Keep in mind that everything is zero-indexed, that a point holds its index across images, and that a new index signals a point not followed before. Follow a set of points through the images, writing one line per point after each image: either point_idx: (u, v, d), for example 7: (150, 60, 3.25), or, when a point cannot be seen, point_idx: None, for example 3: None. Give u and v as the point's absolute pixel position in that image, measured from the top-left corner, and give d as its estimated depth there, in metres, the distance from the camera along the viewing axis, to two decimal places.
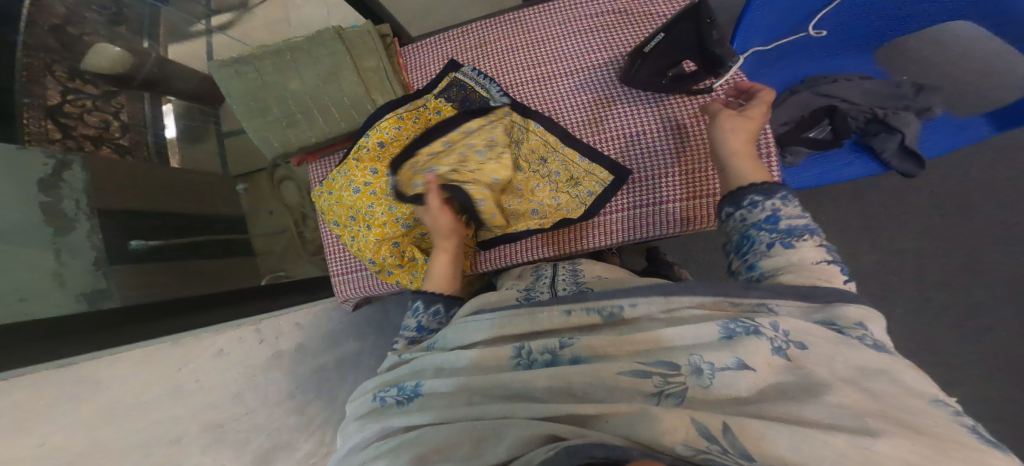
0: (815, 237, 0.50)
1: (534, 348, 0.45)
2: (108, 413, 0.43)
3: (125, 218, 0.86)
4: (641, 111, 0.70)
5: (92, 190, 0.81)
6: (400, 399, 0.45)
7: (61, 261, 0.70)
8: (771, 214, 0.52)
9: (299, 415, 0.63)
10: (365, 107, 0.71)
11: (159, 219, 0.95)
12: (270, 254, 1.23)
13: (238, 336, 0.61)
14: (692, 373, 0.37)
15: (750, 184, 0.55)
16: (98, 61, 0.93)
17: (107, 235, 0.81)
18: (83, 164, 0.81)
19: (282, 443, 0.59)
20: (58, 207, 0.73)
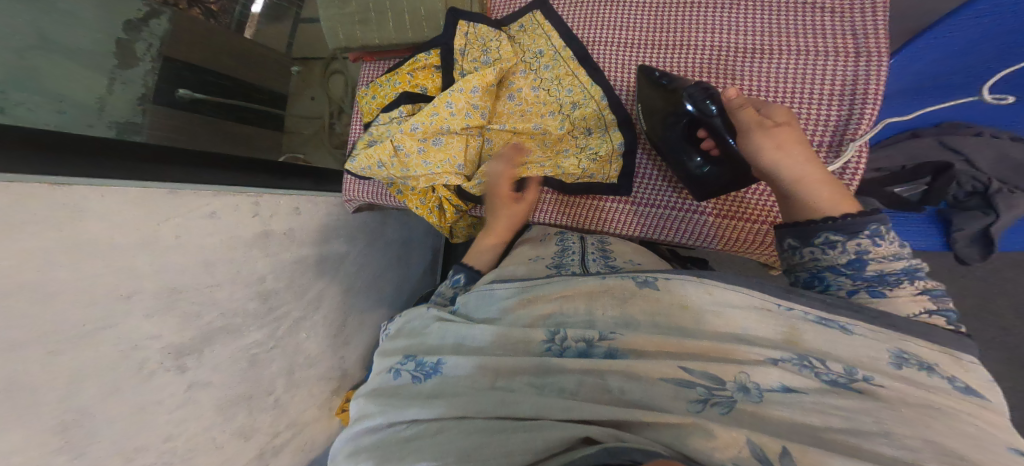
0: (915, 281, 0.36)
1: (570, 333, 0.34)
2: (77, 246, 0.33)
3: (184, 71, 0.90)
4: None
5: (168, 40, 0.87)
6: (417, 376, 0.36)
7: (112, 88, 0.73)
8: (857, 256, 0.37)
9: (262, 302, 0.52)
10: (438, 21, 0.63)
11: (215, 79, 0.98)
12: (296, 135, 1.18)
13: (234, 203, 0.50)
14: (736, 390, 0.27)
15: (821, 223, 0.38)
16: None
17: (161, 78, 0.85)
18: (171, 16, 0.88)
19: (231, 326, 0.48)
20: (132, 47, 0.79)
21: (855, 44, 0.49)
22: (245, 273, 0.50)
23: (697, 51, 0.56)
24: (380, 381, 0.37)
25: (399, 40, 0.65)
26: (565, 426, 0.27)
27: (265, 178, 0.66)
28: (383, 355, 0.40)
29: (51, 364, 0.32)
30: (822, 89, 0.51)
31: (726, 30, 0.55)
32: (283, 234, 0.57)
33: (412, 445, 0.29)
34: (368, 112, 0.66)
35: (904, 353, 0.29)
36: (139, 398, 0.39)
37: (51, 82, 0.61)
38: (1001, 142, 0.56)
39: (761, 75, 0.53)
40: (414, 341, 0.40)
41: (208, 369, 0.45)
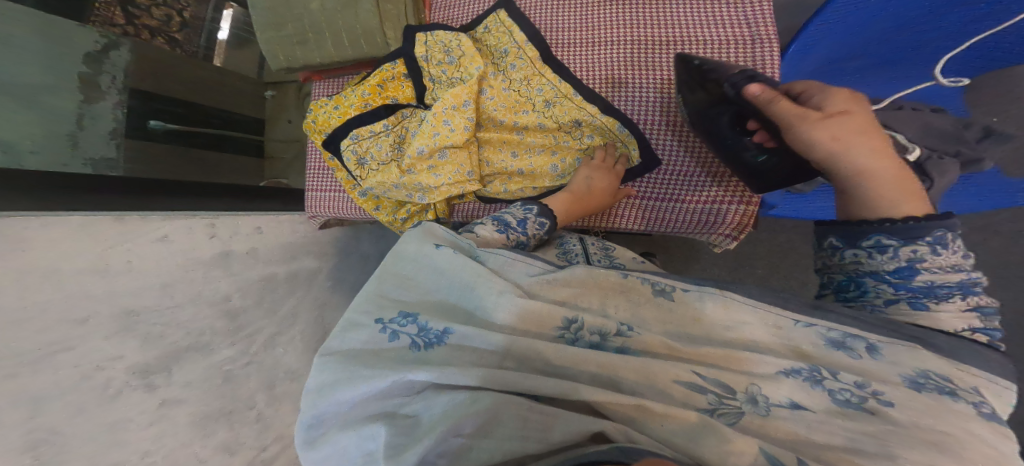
0: (970, 297, 0.32)
1: (586, 326, 0.33)
2: (20, 276, 0.35)
3: (149, 99, 0.90)
4: (654, 101, 0.57)
5: (129, 70, 0.87)
6: (417, 343, 0.33)
7: (81, 125, 0.74)
8: (909, 264, 0.33)
9: (230, 320, 0.53)
10: (374, 39, 0.64)
11: (179, 108, 0.97)
12: (277, 160, 1.18)
13: (188, 225, 0.52)
14: (747, 401, 0.27)
15: (873, 224, 0.34)
16: None
17: (128, 109, 0.85)
18: (131, 48, 0.89)
19: (199, 345, 0.49)
20: (96, 80, 0.80)
21: (749, 33, 0.53)
22: (207, 292, 0.51)
23: (620, 46, 0.58)
24: (366, 336, 0.33)
25: (342, 58, 0.66)
26: (573, 421, 0.26)
27: (230, 203, 0.67)
28: (376, 299, 0.36)
29: (9, 387, 0.33)
30: None
31: (643, 25, 0.57)
32: (246, 252, 0.59)
33: (421, 432, 0.27)
34: (324, 120, 0.64)
35: (934, 374, 0.27)
36: (108, 417, 0.39)
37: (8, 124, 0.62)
38: (924, 114, 0.59)
39: (672, 66, 0.56)
40: (413, 296, 0.37)
41: (179, 388, 0.46)
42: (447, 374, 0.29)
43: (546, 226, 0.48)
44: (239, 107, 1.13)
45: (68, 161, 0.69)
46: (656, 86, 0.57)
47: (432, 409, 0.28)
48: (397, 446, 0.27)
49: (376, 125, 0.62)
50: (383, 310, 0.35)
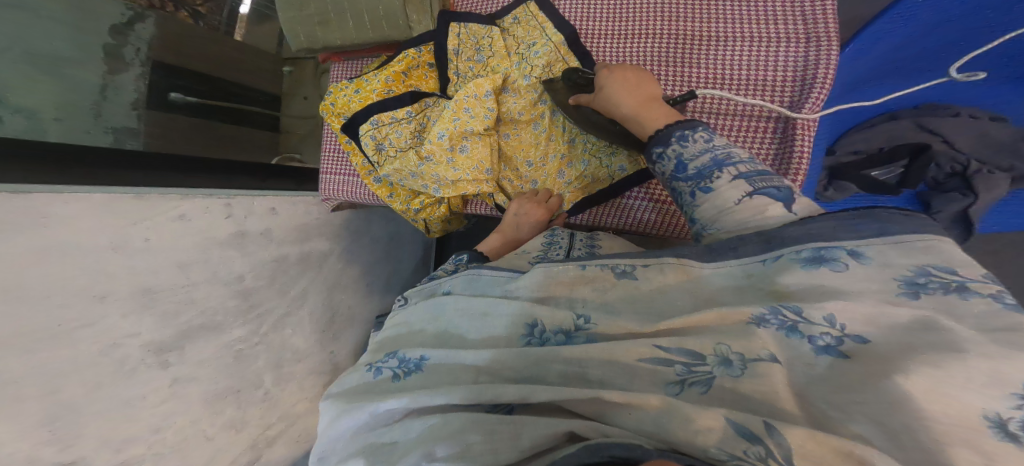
0: (733, 167, 0.33)
1: (548, 328, 0.33)
2: (44, 253, 0.35)
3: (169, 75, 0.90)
4: (687, 98, 0.53)
5: (152, 44, 0.87)
6: (397, 374, 0.35)
7: (103, 95, 0.76)
8: (677, 160, 0.37)
9: (242, 300, 0.54)
10: (397, 21, 0.62)
11: (198, 84, 0.96)
12: (292, 135, 1.18)
13: (204, 205, 0.51)
14: (718, 367, 0.25)
15: (649, 144, 0.40)
16: None
17: (149, 83, 0.85)
18: (156, 20, 0.88)
19: (212, 324, 0.50)
20: (120, 52, 0.81)
21: (804, 30, 0.48)
22: (221, 272, 0.51)
23: (657, 39, 0.55)
24: (358, 377, 0.36)
25: (361, 40, 0.65)
26: (542, 424, 0.27)
27: (242, 181, 0.67)
28: (366, 354, 0.39)
29: (31, 361, 0.34)
30: (774, 75, 0.49)
31: (685, 19, 0.54)
32: (259, 233, 0.59)
33: (402, 452, 0.28)
34: (343, 103, 0.61)
35: (933, 271, 0.23)
36: (124, 392, 0.41)
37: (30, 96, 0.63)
38: (981, 122, 0.57)
39: (709, 63, 0.52)
40: (400, 333, 0.40)
41: (192, 366, 0.47)
42: (421, 398, 0.31)
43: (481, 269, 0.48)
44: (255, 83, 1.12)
45: (89, 129, 0.69)
46: (691, 83, 0.53)
47: (411, 431, 0.30)
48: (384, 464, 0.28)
49: (399, 111, 0.59)
50: (372, 358, 0.38)
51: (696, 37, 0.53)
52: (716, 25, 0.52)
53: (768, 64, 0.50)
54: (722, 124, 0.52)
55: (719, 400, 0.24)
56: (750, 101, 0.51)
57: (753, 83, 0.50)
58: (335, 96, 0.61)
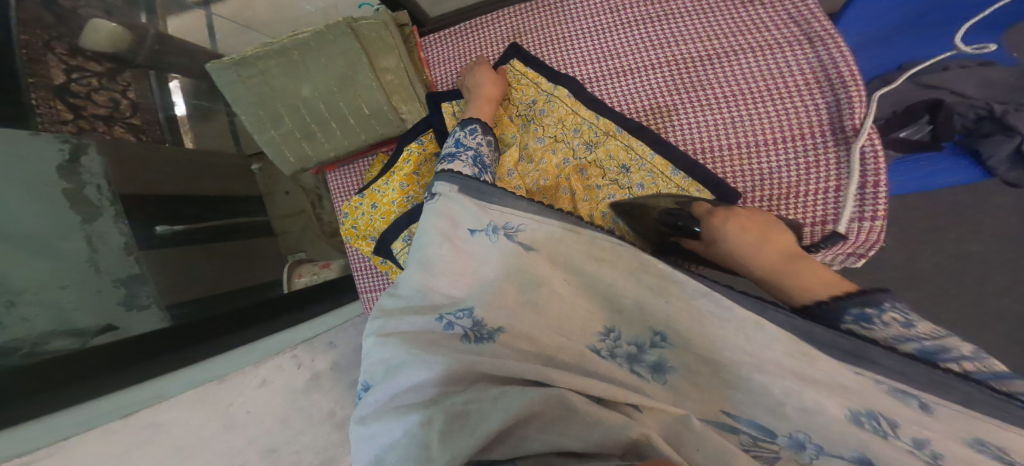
0: (952, 362, 0.40)
1: (624, 335, 0.49)
2: (179, 451, 0.51)
3: (148, 210, 0.88)
4: (703, 119, 0.76)
5: (112, 175, 0.83)
6: (469, 335, 0.47)
7: (94, 250, 0.76)
8: (867, 338, 0.45)
9: (341, 429, 0.63)
10: (387, 114, 0.77)
11: (185, 205, 0.98)
12: (288, 234, 1.24)
13: (278, 364, 0.66)
14: (787, 445, 0.39)
15: (824, 308, 0.48)
16: (96, 36, 0.92)
17: (133, 221, 0.84)
18: (98, 148, 0.82)
19: (329, 459, 0.58)
20: (82, 194, 0.77)
21: (806, 38, 0.72)
22: (318, 412, 0.63)
23: (673, 74, 0.79)
24: (429, 321, 0.49)
25: (354, 139, 0.79)
26: (614, 429, 0.36)
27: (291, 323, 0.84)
28: (427, 296, 0.51)
29: None
30: (798, 77, 0.71)
31: (688, 56, 0.78)
32: (329, 369, 0.70)
33: (478, 420, 0.34)
34: (365, 221, 0.73)
35: (990, 446, 0.34)
36: None
37: (67, 297, 0.71)
38: (977, 72, 0.79)
39: (726, 84, 0.75)
40: (462, 289, 0.52)
41: None
42: (507, 366, 0.42)
43: (478, 129, 0.69)
44: (236, 188, 1.16)
45: (101, 286, 0.76)
46: (710, 102, 0.76)
47: (488, 393, 0.37)
48: (455, 417, 0.35)
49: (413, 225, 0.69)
50: (441, 307, 0.51)
51: (733, 81, 0.75)
52: (740, 71, 0.75)
53: (797, 86, 0.72)
54: (753, 128, 0.73)
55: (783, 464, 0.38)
56: (782, 111, 0.72)
57: (793, 101, 0.72)
58: (355, 218, 0.74)
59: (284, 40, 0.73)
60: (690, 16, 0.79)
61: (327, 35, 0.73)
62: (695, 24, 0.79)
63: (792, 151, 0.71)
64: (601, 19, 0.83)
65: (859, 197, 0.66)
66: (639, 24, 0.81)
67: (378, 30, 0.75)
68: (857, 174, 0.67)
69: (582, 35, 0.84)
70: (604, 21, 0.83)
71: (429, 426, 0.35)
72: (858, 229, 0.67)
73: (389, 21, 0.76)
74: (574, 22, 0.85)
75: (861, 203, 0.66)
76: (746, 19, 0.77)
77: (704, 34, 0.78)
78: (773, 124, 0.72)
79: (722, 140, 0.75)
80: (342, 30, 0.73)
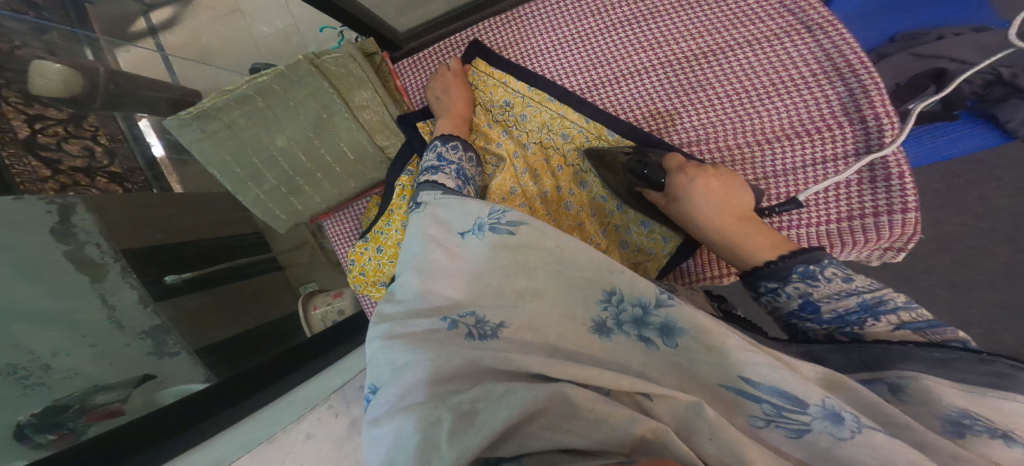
0: (887, 315, 0.42)
1: (626, 297, 0.39)
2: None
3: (152, 258, 0.88)
4: (705, 119, 0.77)
5: (108, 230, 0.82)
6: (472, 333, 0.40)
7: (110, 305, 0.78)
8: (803, 297, 0.47)
9: None
10: (371, 152, 0.81)
11: (193, 251, 0.98)
12: (296, 267, 1.23)
13: (316, 415, 0.62)
14: (820, 416, 0.30)
15: (755, 273, 0.52)
16: (46, 80, 0.84)
17: (141, 274, 0.84)
18: (86, 203, 0.81)
19: None
20: (85, 255, 0.77)
21: (801, 25, 0.73)
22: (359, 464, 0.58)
23: (667, 76, 0.79)
24: (432, 323, 0.41)
25: (343, 186, 0.84)
26: (615, 426, 0.30)
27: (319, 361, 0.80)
28: (428, 298, 0.43)
29: None
30: (798, 67, 0.73)
31: (681, 55, 0.79)
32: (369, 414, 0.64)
33: (476, 428, 0.28)
34: (373, 267, 0.77)
35: (977, 416, 0.31)
36: None
37: (89, 357, 0.73)
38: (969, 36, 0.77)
39: (725, 80, 0.76)
40: (460, 288, 0.44)
41: None
42: (513, 357, 0.35)
43: (458, 146, 0.69)
44: (232, 229, 1.12)
45: (127, 340, 0.78)
46: (711, 101, 0.77)
47: (493, 390, 0.31)
48: (461, 417, 0.29)
49: None
50: (445, 309, 0.43)
51: (740, 79, 0.75)
52: (747, 67, 0.75)
53: (809, 79, 0.72)
54: (760, 124, 0.74)
55: (808, 445, 0.30)
56: (789, 102, 0.73)
57: (807, 93, 0.72)
58: (362, 264, 0.79)
59: (244, 87, 0.72)
60: (688, 15, 0.79)
61: (292, 76, 0.73)
62: (686, 21, 0.79)
63: (804, 146, 0.73)
64: (585, 23, 0.83)
65: (886, 190, 0.68)
66: (626, 27, 0.82)
67: (344, 65, 0.77)
68: (882, 166, 0.68)
69: (568, 42, 0.84)
70: (589, 27, 0.83)
71: (434, 426, 0.29)
72: (889, 224, 0.68)
73: (354, 53, 0.78)
74: (558, 32, 0.84)
75: (884, 196, 0.69)
76: (749, 12, 0.76)
77: (705, 33, 0.78)
78: (781, 119, 0.73)
79: (737, 139, 0.75)
80: (306, 68, 0.73)
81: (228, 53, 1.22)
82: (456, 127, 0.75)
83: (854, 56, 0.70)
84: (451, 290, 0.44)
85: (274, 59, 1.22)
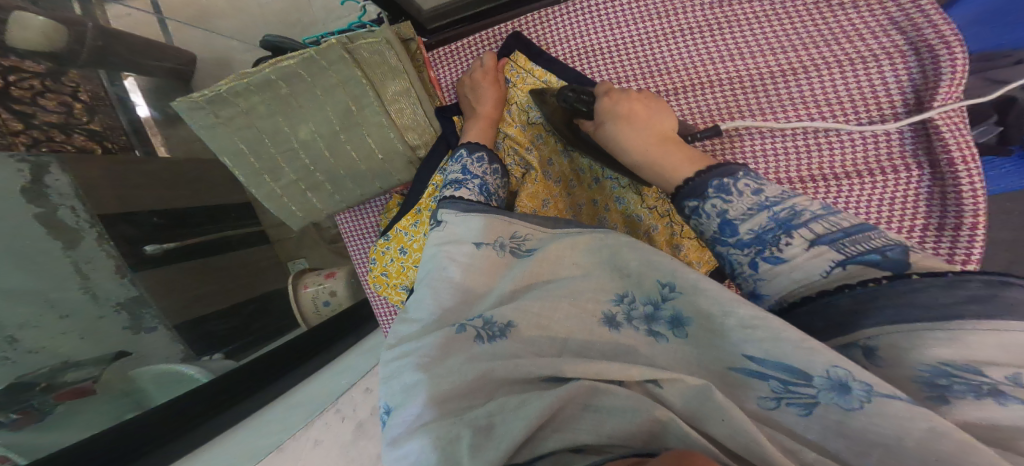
0: (801, 230, 0.37)
1: (638, 297, 0.38)
2: None
3: (131, 227, 0.82)
4: (764, 141, 0.76)
5: (84, 193, 0.76)
6: (480, 334, 0.38)
7: (83, 274, 0.74)
8: (720, 215, 0.43)
9: None
10: (395, 146, 0.79)
11: (176, 223, 0.93)
12: (288, 241, 1.19)
13: (324, 421, 0.61)
14: (827, 388, 0.27)
15: (678, 194, 0.48)
16: (25, 33, 0.79)
17: (119, 242, 0.79)
18: (61, 164, 0.75)
19: None
20: (57, 218, 0.72)
21: (872, 57, 0.73)
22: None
23: (726, 94, 0.78)
24: (444, 333, 0.38)
25: (366, 184, 0.82)
26: (625, 413, 0.29)
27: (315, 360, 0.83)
28: (437, 313, 0.42)
29: None
30: (858, 102, 0.73)
31: (742, 74, 0.78)
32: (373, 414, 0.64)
33: (498, 441, 0.28)
34: (395, 269, 0.78)
35: (958, 372, 0.27)
36: None
37: (58, 328, 0.69)
38: None
39: (784, 105, 0.76)
40: (462, 298, 0.43)
41: None
42: (523, 365, 0.34)
43: (483, 157, 0.67)
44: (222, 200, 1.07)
45: (102, 312, 0.75)
46: (768, 124, 0.76)
47: (511, 400, 0.31)
48: (479, 432, 0.29)
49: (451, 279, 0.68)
50: (449, 319, 0.41)
51: (809, 105, 0.75)
52: (818, 94, 0.75)
53: (882, 116, 0.72)
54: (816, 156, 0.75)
55: (821, 422, 0.27)
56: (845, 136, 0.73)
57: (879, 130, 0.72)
58: (385, 265, 0.79)
59: (266, 70, 0.67)
60: (757, 33, 0.78)
61: (322, 61, 0.69)
62: (752, 41, 0.78)
63: (866, 186, 0.73)
64: (650, 29, 0.82)
65: (951, 239, 0.67)
66: (692, 39, 0.81)
67: (379, 51, 0.73)
68: (953, 214, 0.67)
69: (629, 47, 0.83)
70: (654, 34, 0.82)
71: (452, 444, 0.28)
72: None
73: (391, 37, 0.74)
74: (622, 35, 0.84)
75: (948, 246, 0.68)
76: (831, 37, 0.75)
77: (778, 53, 0.77)
78: (841, 155, 0.74)
79: (798, 169, 0.75)
80: (338, 53, 0.70)
81: (230, 18, 1.16)
82: (483, 132, 0.75)
83: (945, 92, 0.66)
84: (450, 298, 0.43)
85: (279, 29, 1.17)
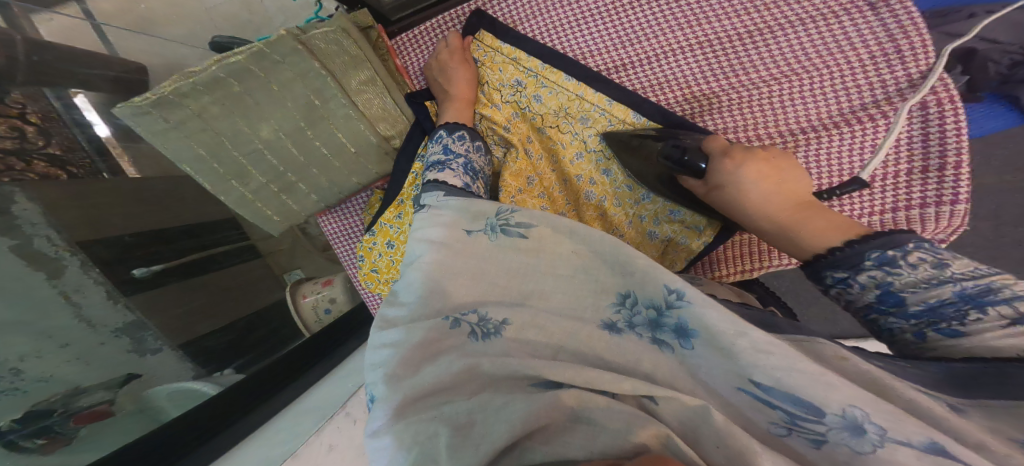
0: (998, 307, 0.34)
1: (640, 299, 0.37)
2: None
3: (117, 248, 0.80)
4: (749, 103, 0.73)
5: (59, 223, 0.72)
6: (474, 331, 0.38)
7: (74, 303, 0.72)
8: (880, 286, 0.41)
9: None
10: (366, 138, 0.75)
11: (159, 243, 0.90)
12: (279, 253, 1.18)
13: (336, 426, 0.60)
14: (838, 427, 0.27)
15: (821, 262, 0.47)
16: None
17: (104, 267, 0.77)
18: (25, 191, 0.70)
19: None
20: (33, 248, 0.68)
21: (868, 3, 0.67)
22: None
23: (712, 55, 0.74)
24: (435, 323, 0.38)
25: (343, 180, 0.80)
26: (616, 433, 0.30)
27: (319, 365, 0.83)
28: (427, 296, 0.39)
29: None
30: (853, 52, 0.69)
31: (727, 34, 0.74)
32: None
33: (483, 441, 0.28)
34: (381, 267, 0.77)
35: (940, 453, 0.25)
36: None
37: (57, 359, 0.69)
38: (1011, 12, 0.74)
39: (772, 63, 0.72)
40: (463, 285, 0.41)
41: None
42: (514, 364, 0.35)
43: (465, 136, 0.65)
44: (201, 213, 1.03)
45: (102, 338, 0.75)
46: (753, 86, 0.73)
47: (493, 401, 0.32)
48: (458, 430, 0.29)
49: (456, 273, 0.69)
50: (443, 306, 0.39)
51: (800, 61, 0.71)
52: (811, 47, 0.70)
53: (878, 63, 0.68)
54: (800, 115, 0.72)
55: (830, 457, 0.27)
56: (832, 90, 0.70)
57: (867, 74, 0.68)
58: (373, 261, 0.77)
59: (212, 68, 0.62)
60: None
61: (274, 55, 0.64)
62: None
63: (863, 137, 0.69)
64: None
65: (938, 181, 0.67)
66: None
67: (336, 39, 0.69)
68: (937, 155, 0.67)
69: (607, 11, 0.77)
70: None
71: (431, 440, 0.28)
72: (935, 215, 0.67)
73: (347, 25, 0.70)
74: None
75: (934, 188, 0.68)
76: None
77: (766, 7, 0.72)
78: (830, 108, 0.71)
79: (787, 122, 0.72)
80: (291, 45, 0.64)
81: (174, 22, 1.07)
82: (461, 113, 0.71)
83: (918, 38, 0.65)
84: (438, 280, 0.40)
85: (231, 32, 1.09)
